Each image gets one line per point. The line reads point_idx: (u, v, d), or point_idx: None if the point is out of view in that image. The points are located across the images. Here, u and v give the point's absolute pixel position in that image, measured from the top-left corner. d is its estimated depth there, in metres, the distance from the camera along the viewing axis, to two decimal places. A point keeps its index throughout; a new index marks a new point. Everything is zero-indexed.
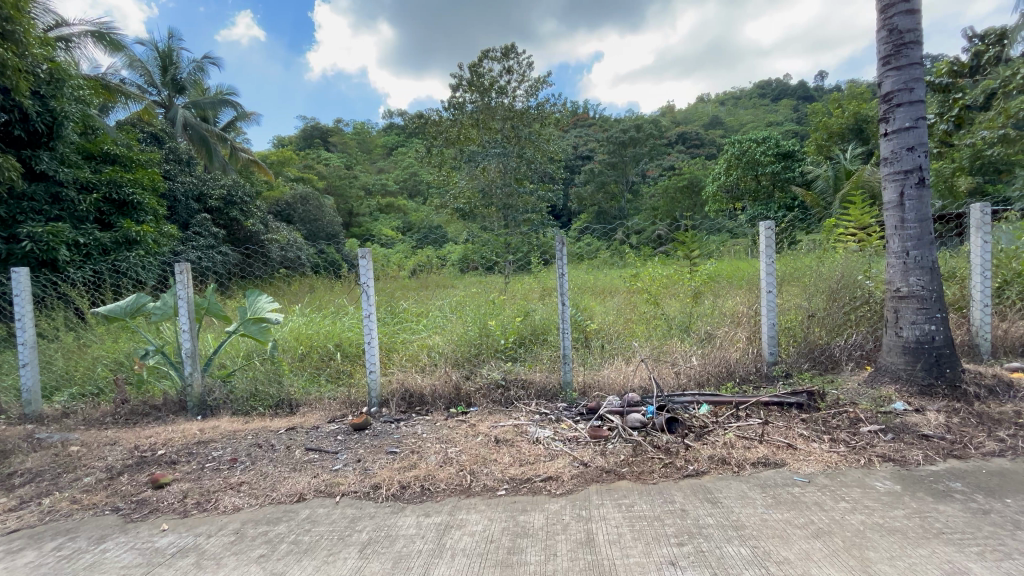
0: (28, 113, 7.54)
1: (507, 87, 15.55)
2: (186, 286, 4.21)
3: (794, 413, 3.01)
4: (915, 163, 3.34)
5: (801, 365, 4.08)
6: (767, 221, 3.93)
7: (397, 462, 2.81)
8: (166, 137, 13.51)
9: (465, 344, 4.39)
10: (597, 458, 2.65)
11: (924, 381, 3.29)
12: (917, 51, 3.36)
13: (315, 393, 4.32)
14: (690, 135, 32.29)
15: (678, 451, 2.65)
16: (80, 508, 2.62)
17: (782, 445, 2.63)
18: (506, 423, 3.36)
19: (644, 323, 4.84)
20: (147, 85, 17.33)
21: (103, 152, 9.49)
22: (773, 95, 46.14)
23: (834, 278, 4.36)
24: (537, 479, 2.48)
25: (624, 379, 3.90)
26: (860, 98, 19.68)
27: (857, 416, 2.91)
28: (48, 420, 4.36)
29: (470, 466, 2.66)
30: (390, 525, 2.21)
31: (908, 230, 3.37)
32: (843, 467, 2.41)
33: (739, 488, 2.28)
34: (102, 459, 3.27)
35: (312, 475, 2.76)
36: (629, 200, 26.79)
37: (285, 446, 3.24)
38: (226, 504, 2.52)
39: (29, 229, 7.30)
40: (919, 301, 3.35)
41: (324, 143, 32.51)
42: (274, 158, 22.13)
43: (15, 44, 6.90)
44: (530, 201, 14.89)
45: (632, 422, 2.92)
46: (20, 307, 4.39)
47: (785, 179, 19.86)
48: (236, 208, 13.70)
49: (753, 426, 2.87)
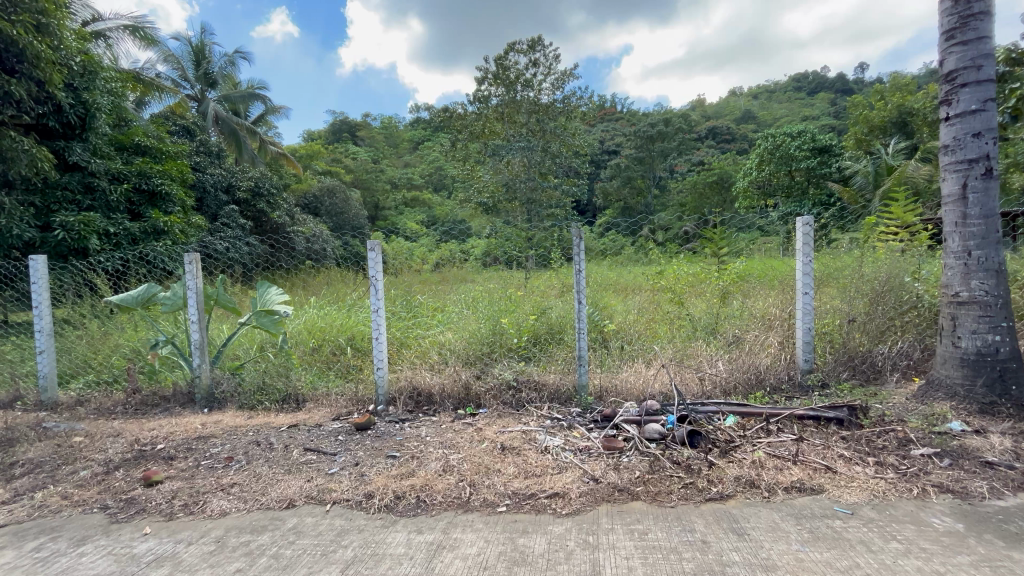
0: (61, 105, 7.56)
1: (533, 80, 15.24)
2: (196, 277, 4.16)
3: (833, 429, 2.72)
4: (981, 151, 2.96)
5: (840, 375, 3.74)
6: (805, 216, 3.59)
7: (394, 469, 2.63)
8: (197, 129, 13.72)
9: (477, 343, 4.23)
10: (609, 474, 2.41)
11: (985, 399, 2.93)
12: (987, 23, 2.98)
13: (322, 388, 4.17)
14: (720, 129, 31.21)
15: (700, 469, 2.39)
16: (69, 505, 2.53)
17: (820, 468, 2.34)
18: (514, 429, 3.15)
19: (667, 323, 4.60)
20: (181, 79, 17.67)
21: (134, 144, 9.64)
22: (809, 89, 44.37)
23: (878, 280, 3.99)
24: (543, 495, 2.26)
25: (644, 385, 3.64)
26: (904, 91, 18.69)
27: (906, 436, 2.58)
28: (62, 407, 4.35)
29: (471, 477, 2.46)
30: (379, 542, 2.04)
31: (971, 228, 3.00)
32: (892, 498, 2.11)
33: (769, 518, 2.01)
34: (102, 452, 3.20)
35: (305, 479, 2.61)
36: (656, 196, 26.17)
37: (283, 445, 3.10)
38: (212, 508, 2.39)
39: (62, 217, 7.45)
40: (982, 308, 2.99)
41: (351, 137, 32.92)
42: (303, 152, 22.49)
43: (49, 36, 6.98)
44: (554, 196, 14.78)
45: (650, 434, 2.70)
46: (37, 295, 4.38)
47: (820, 175, 19.09)
48: (263, 200, 13.89)
49: (786, 443, 2.59)
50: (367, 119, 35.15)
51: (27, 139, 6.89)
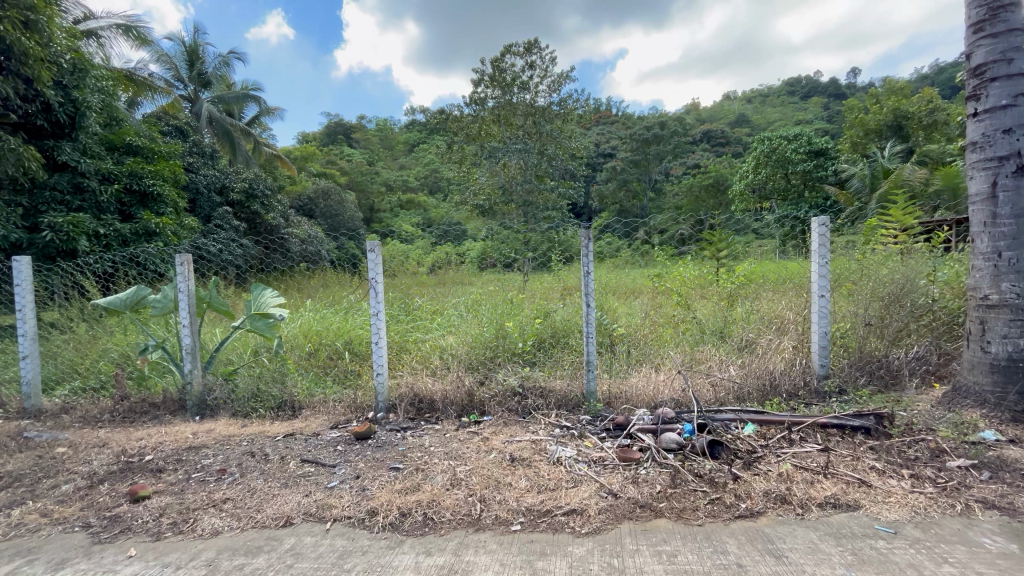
0: (50, 103, 7.34)
1: (530, 82, 15.14)
2: (187, 279, 3.99)
3: (860, 439, 2.59)
4: (1012, 148, 2.86)
5: (857, 381, 3.62)
6: (820, 216, 3.46)
7: (398, 483, 2.47)
8: (190, 130, 13.52)
9: (480, 347, 4.06)
10: (628, 488, 2.27)
11: (1018, 407, 2.83)
12: (1019, 15, 2.89)
13: (319, 394, 4.01)
14: (715, 132, 31.26)
15: (725, 482, 2.25)
16: (48, 523, 2.36)
17: (853, 482, 2.21)
18: (523, 438, 2.99)
19: (672, 327, 4.51)
20: (174, 79, 17.41)
21: (125, 144, 9.44)
22: (803, 93, 44.61)
23: (895, 283, 3.87)
24: (559, 513, 2.11)
25: (654, 391, 3.49)
26: (899, 95, 18.76)
27: (939, 447, 2.47)
28: (46, 416, 4.15)
29: (481, 491, 2.31)
30: (384, 565, 1.89)
31: (1001, 228, 2.90)
32: (934, 515, 1.99)
33: (806, 537, 1.88)
34: (87, 464, 3.02)
35: (303, 494, 2.45)
36: (652, 199, 26.15)
37: (279, 457, 2.94)
38: (203, 527, 2.22)
39: (50, 218, 7.23)
40: (1013, 312, 2.88)
41: (347, 139, 32.74)
42: (297, 154, 22.34)
43: (38, 33, 6.79)
44: (550, 198, 14.66)
45: (667, 444, 2.57)
46: (21, 298, 4.18)
47: (817, 178, 19.12)
48: (257, 201, 13.69)
49: (813, 454, 2.46)
50: (362, 120, 35.06)
51: (14, 138, 6.67)
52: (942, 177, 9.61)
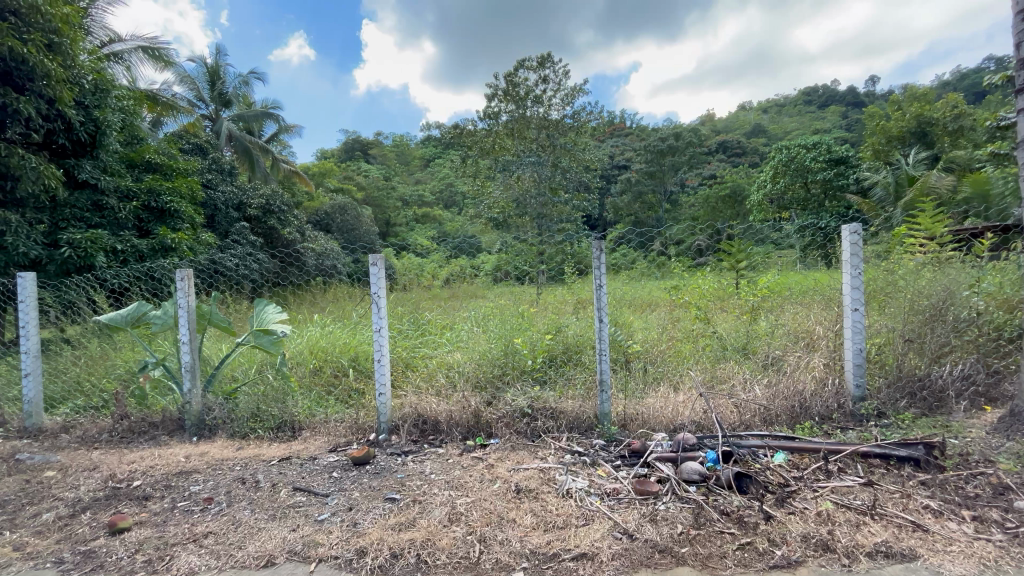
0: (72, 123, 7.29)
1: (543, 96, 15.10)
2: (187, 294, 3.85)
3: (908, 472, 2.32)
4: None
5: (897, 403, 3.32)
6: (852, 225, 3.21)
7: (393, 517, 2.26)
8: (209, 147, 13.75)
9: (488, 364, 3.85)
10: (646, 527, 2.03)
11: None
12: None
13: (320, 415, 3.84)
14: (731, 143, 30.83)
15: (756, 523, 2.00)
16: (20, 558, 2.20)
17: (906, 525, 1.95)
18: (531, 466, 2.76)
19: (691, 342, 4.29)
20: (196, 99, 17.79)
21: (145, 161, 9.56)
22: (820, 102, 43.94)
23: (936, 294, 3.55)
24: (567, 557, 1.89)
25: (673, 414, 3.23)
26: (922, 101, 18.23)
27: (1001, 483, 2.18)
28: (45, 435, 4.05)
29: (481, 529, 2.10)
30: None
31: None
32: (1005, 568, 1.72)
33: None
34: (73, 490, 2.88)
35: (291, 528, 2.26)
36: (668, 210, 25.78)
37: (271, 484, 2.76)
38: (179, 565, 2.05)
39: (69, 234, 7.28)
40: None
41: (363, 155, 33.20)
42: (315, 170, 22.65)
43: (62, 55, 6.90)
44: (564, 211, 14.50)
45: (688, 474, 2.32)
46: (25, 314, 4.10)
47: (838, 187, 18.61)
48: (274, 217, 13.79)
49: (855, 488, 2.19)
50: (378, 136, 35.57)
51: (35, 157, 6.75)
52: (972, 184, 9.19)
